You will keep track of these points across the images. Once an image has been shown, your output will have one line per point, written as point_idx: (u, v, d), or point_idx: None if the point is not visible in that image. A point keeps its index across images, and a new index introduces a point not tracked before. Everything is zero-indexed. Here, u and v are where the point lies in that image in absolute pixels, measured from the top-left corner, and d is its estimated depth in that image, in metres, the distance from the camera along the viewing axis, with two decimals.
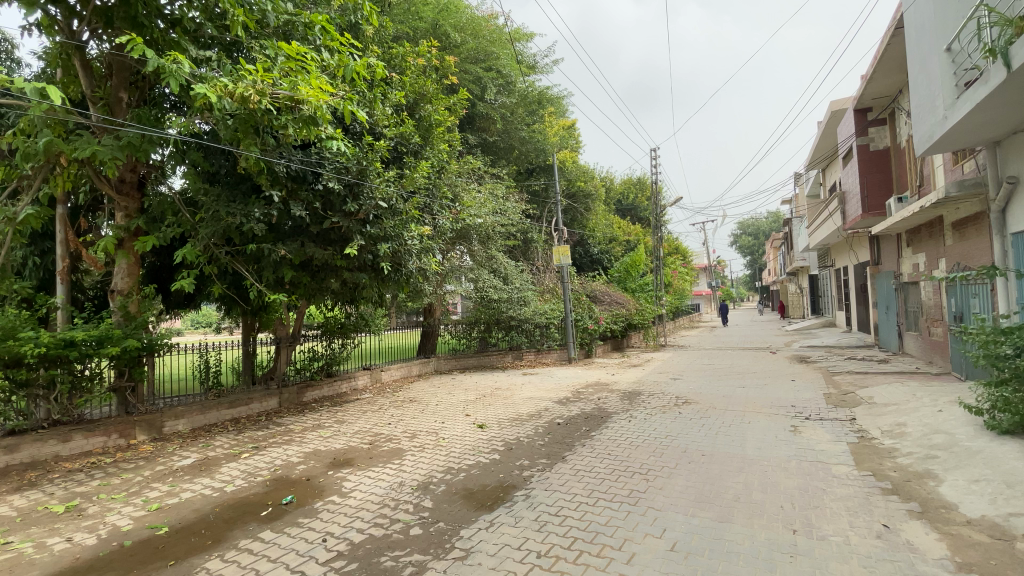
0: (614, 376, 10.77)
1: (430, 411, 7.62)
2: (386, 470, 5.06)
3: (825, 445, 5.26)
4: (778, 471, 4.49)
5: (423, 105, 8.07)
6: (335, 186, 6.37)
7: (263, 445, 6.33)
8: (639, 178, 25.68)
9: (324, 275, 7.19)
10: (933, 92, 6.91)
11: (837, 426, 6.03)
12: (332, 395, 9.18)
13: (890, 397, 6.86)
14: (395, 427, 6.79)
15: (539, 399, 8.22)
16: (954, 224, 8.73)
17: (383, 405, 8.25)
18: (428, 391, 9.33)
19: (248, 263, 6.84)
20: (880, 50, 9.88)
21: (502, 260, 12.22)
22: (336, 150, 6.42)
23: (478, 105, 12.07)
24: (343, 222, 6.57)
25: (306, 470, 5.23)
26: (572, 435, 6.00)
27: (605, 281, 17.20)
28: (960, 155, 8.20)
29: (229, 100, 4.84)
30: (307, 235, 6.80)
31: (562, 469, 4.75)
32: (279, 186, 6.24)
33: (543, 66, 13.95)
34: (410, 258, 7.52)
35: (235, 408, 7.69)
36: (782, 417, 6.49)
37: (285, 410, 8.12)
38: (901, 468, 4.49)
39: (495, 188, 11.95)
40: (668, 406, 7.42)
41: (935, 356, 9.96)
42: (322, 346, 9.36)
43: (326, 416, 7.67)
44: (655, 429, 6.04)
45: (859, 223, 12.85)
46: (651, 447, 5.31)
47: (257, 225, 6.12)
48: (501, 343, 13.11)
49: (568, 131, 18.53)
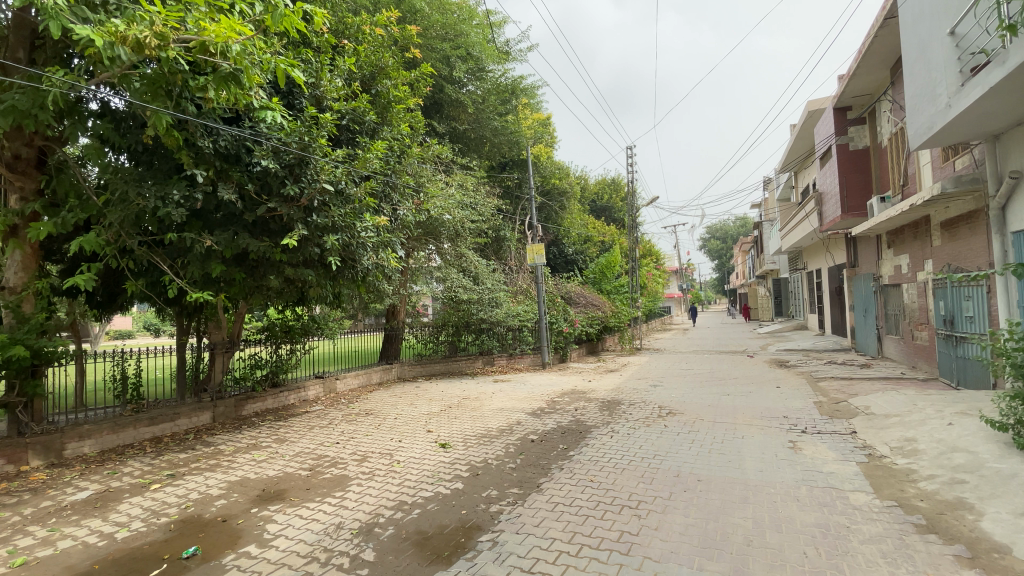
0: (591, 382, 10.04)
1: (387, 427, 6.71)
2: (322, 507, 4.15)
3: (833, 466, 4.62)
4: (790, 502, 3.81)
5: (380, 80, 7.11)
6: (270, 165, 5.39)
7: (182, 473, 5.29)
8: (613, 178, 25.33)
9: (263, 271, 6.25)
10: (934, 80, 6.47)
11: (840, 441, 5.44)
12: (278, 408, 8.10)
13: (889, 407, 6.33)
14: (343, 447, 5.86)
15: (511, 411, 7.42)
16: (943, 224, 8.42)
17: (334, 420, 7.27)
18: (387, 403, 8.39)
19: (169, 256, 5.82)
20: (866, 44, 9.45)
21: (473, 258, 11.38)
22: (274, 122, 5.48)
23: (446, 89, 11.24)
24: (281, 208, 5.59)
25: (225, 507, 4.27)
26: (547, 455, 5.22)
27: (580, 283, 16.58)
28: (951, 151, 7.89)
29: (125, 49, 3.91)
30: (241, 223, 5.87)
31: (538, 504, 3.95)
32: (205, 164, 5.30)
33: (518, 53, 13.13)
34: (365, 253, 6.54)
35: (157, 425, 6.58)
36: (778, 431, 5.86)
37: (220, 427, 7.02)
38: (929, 497, 3.90)
39: (465, 180, 11.13)
40: (652, 418, 6.72)
41: (920, 361, 9.63)
42: (267, 353, 8.31)
43: (266, 433, 6.68)
44: (642, 447, 5.33)
45: (839, 224, 12.59)
46: (638, 470, 4.59)
47: (177, 210, 5.14)
48: (470, 347, 12.27)
49: (543, 125, 17.76)
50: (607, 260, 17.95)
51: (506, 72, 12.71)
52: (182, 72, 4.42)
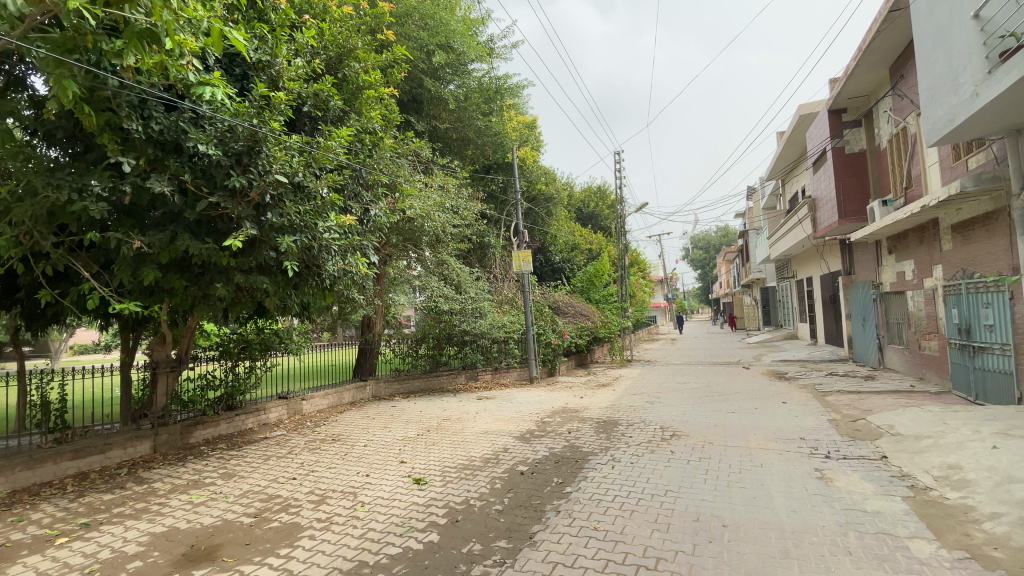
0: (584, 399, 9.28)
1: (354, 457, 5.86)
2: (261, 571, 3.30)
3: (877, 503, 3.95)
4: (841, 556, 3.10)
5: (348, 63, 6.34)
6: (210, 152, 4.57)
7: (100, 522, 4.34)
8: (600, 185, 24.88)
9: (209, 278, 5.39)
10: (956, 69, 5.98)
11: (872, 469, 4.77)
12: (233, 434, 7.15)
13: (916, 428, 5.71)
14: (300, 484, 4.98)
15: (496, 435, 6.62)
16: (954, 227, 7.97)
17: (296, 448, 6.39)
18: (359, 426, 7.52)
19: (92, 260, 4.93)
20: (867, 41, 9.04)
21: (455, 266, 10.56)
22: (219, 103, 4.70)
23: (425, 84, 10.55)
24: (227, 204, 4.79)
25: (140, 572, 3.38)
26: (540, 492, 4.44)
27: (568, 292, 15.87)
28: (964, 149, 7.45)
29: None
30: (181, 223, 5.03)
31: (532, 565, 3.15)
32: (134, 152, 4.49)
33: (502, 51, 12.52)
34: (329, 258, 5.69)
35: (82, 459, 5.54)
36: (800, 457, 5.18)
37: (160, 458, 6.05)
38: (1002, 543, 3.22)
39: (446, 181, 10.39)
40: (655, 441, 5.98)
41: (930, 372, 9.12)
42: (221, 372, 7.33)
43: (214, 467, 5.76)
44: (648, 480, 4.58)
45: (835, 230, 12.14)
46: (650, 513, 3.82)
47: (97, 205, 4.29)
48: (452, 361, 11.40)
49: (529, 127, 17.17)
50: (595, 268, 17.30)
51: (490, 70, 12.07)
52: (93, 31, 3.64)
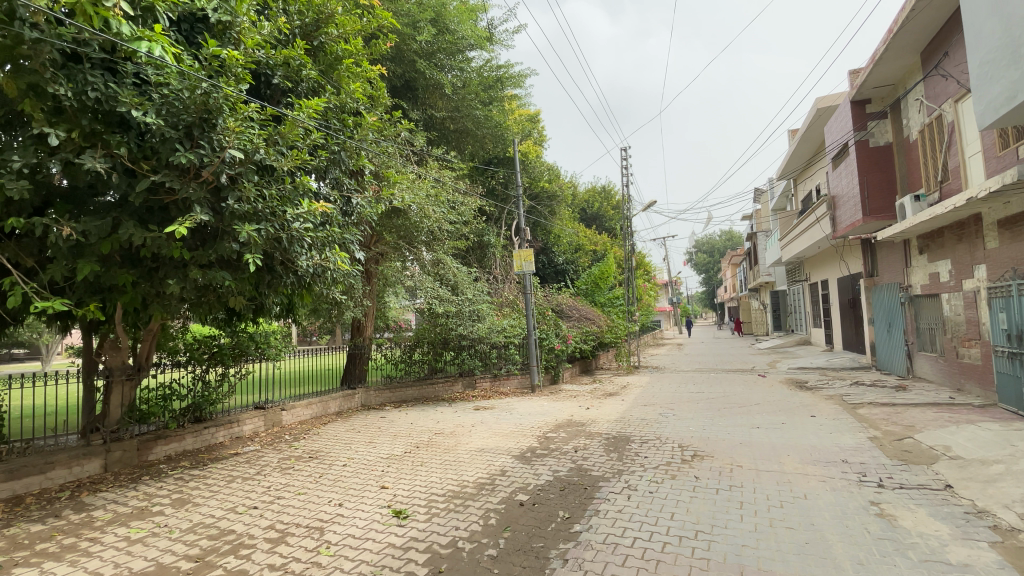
0: (590, 410, 8.51)
1: (330, 479, 5.12)
2: None
3: (965, 553, 3.17)
4: None
5: (325, 29, 5.65)
6: (152, 120, 3.86)
7: (13, 564, 3.54)
8: (605, 185, 24.21)
9: (163, 275, 4.65)
10: (1018, 36, 5.23)
11: (939, 503, 4.00)
12: (199, 449, 6.41)
13: (977, 451, 4.93)
14: (260, 516, 4.22)
15: (493, 454, 5.86)
16: (1001, 223, 7.20)
17: (266, 468, 5.63)
18: (341, 440, 6.78)
19: (19, 251, 4.19)
20: (898, 22, 8.34)
21: (452, 265, 9.81)
22: (163, 66, 4.01)
23: (421, 69, 9.92)
24: (176, 184, 4.09)
25: None
26: (544, 532, 3.67)
27: (573, 294, 15.07)
28: (1014, 136, 6.72)
29: None
30: (126, 210, 4.31)
31: None
32: (64, 121, 3.78)
33: (502, 37, 11.81)
34: (303, 252, 4.95)
35: (18, 480, 4.77)
36: (848, 486, 4.41)
37: (111, 479, 5.31)
38: None
39: (443, 172, 9.71)
40: (674, 464, 5.20)
41: (970, 383, 8.31)
42: (188, 380, 6.65)
43: (167, 491, 5.00)
44: (675, 517, 3.81)
45: (858, 229, 11.36)
46: (682, 566, 3.05)
47: (15, 183, 3.57)
48: (449, 368, 10.65)
49: (533, 121, 16.52)
50: (600, 270, 16.80)
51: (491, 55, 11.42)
52: None
